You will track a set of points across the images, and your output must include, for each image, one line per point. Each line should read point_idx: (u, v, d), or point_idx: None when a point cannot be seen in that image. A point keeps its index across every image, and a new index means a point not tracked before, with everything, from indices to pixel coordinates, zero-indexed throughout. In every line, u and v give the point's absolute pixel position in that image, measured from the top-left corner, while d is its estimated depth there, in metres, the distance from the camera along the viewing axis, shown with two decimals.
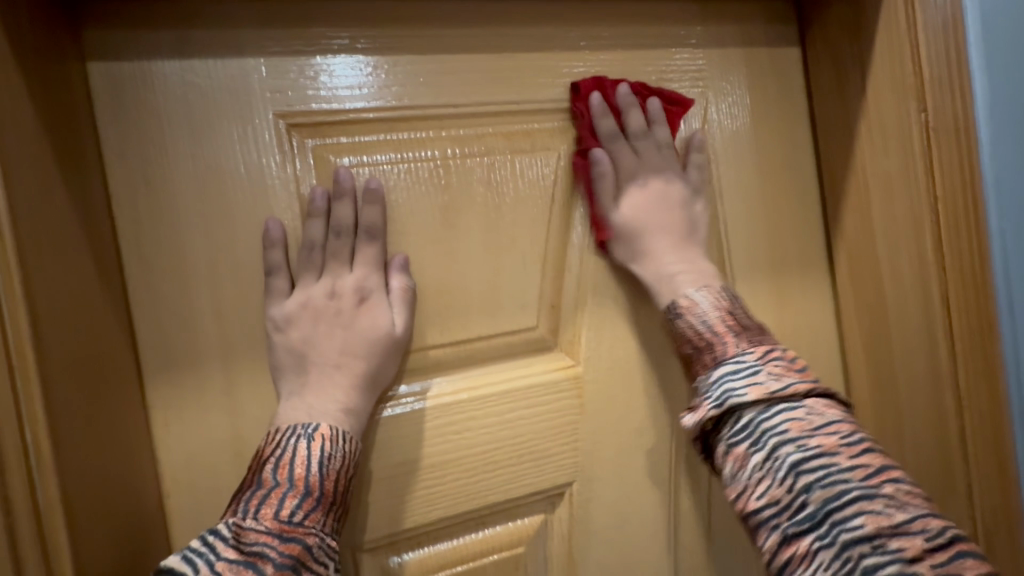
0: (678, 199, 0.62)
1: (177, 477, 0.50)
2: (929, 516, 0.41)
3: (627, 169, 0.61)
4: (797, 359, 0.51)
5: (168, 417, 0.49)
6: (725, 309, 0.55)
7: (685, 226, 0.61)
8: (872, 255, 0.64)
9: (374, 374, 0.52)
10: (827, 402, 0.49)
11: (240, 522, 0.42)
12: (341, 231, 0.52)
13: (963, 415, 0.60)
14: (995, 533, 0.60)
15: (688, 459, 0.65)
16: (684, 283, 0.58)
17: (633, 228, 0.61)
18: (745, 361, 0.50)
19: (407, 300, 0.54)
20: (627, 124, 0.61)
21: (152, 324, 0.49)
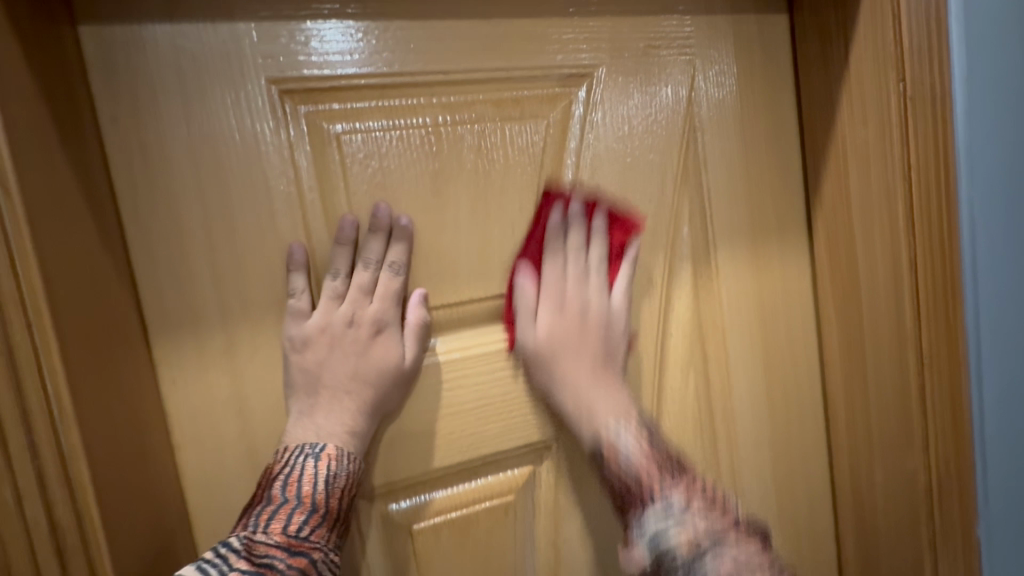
0: (601, 337, 0.61)
1: (186, 429, 0.52)
2: None
3: (557, 298, 0.61)
4: (719, 492, 0.52)
5: (176, 374, 0.52)
6: (645, 450, 0.55)
7: (604, 348, 0.61)
8: (848, 223, 0.67)
9: (382, 397, 0.56)
10: (747, 535, 0.49)
11: (253, 535, 0.47)
12: (367, 265, 0.55)
13: (924, 374, 0.63)
14: (947, 483, 0.65)
15: (668, 416, 0.69)
16: (609, 415, 0.57)
17: (552, 352, 0.60)
18: (664, 514, 0.50)
19: (420, 333, 0.57)
20: (562, 244, 0.61)
21: (152, 287, 0.51)
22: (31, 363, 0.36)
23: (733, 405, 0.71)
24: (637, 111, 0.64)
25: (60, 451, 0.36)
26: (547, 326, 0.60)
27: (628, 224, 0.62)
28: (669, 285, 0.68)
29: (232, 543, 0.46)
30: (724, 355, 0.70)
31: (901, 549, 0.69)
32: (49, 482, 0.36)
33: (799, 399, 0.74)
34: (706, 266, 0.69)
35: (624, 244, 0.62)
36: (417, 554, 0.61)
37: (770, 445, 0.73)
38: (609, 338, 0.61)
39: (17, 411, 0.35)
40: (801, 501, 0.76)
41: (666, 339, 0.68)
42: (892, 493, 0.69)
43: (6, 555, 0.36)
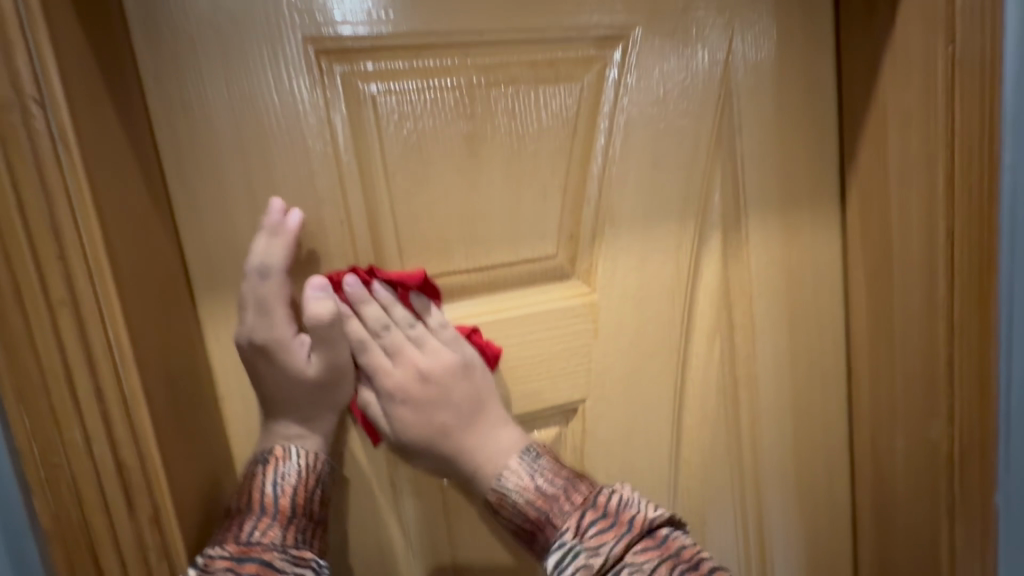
0: (451, 378, 0.55)
1: (230, 384, 0.54)
2: None
3: (388, 374, 0.55)
4: (610, 501, 0.48)
5: (218, 330, 0.53)
6: (529, 484, 0.50)
7: (469, 396, 0.55)
8: (884, 192, 0.66)
9: (311, 403, 0.53)
10: (649, 540, 0.46)
11: (206, 551, 0.44)
12: (249, 273, 0.50)
13: (953, 343, 0.63)
14: (969, 451, 0.65)
15: (691, 384, 0.70)
16: (494, 459, 0.53)
17: (422, 425, 0.55)
18: (556, 545, 0.47)
19: (322, 333, 0.51)
20: (373, 320, 0.55)
21: (197, 245, 0.52)
22: (96, 311, 0.37)
23: (756, 375, 0.72)
24: (672, 74, 0.63)
25: (124, 395, 0.38)
26: (410, 418, 0.55)
27: (414, 277, 0.55)
28: (697, 254, 0.68)
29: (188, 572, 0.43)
30: (749, 326, 0.71)
31: (919, 517, 0.70)
32: (115, 422, 0.38)
33: (823, 370, 0.74)
34: (735, 235, 0.69)
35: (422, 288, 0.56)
36: (448, 509, 0.63)
37: (791, 414, 0.74)
38: (457, 373, 0.55)
39: (84, 357, 0.37)
40: (819, 470, 0.77)
41: (694, 306, 0.69)
42: (912, 461, 0.70)
43: (78, 490, 0.38)
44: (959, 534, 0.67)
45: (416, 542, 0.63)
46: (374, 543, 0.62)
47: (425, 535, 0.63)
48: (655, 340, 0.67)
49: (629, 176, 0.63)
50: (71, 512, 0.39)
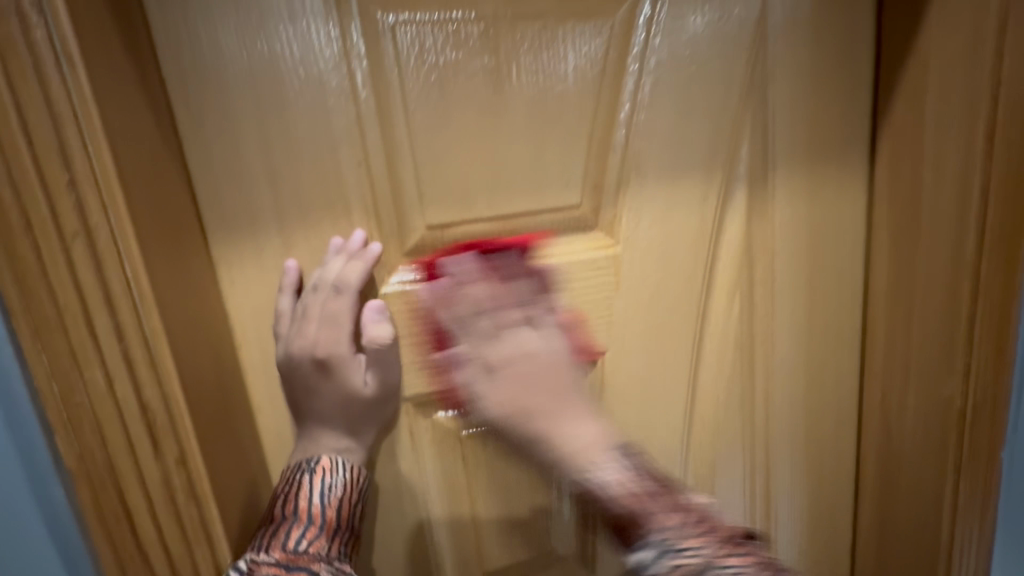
0: (555, 371, 0.46)
1: (248, 331, 0.53)
2: None
3: (488, 358, 0.48)
4: (692, 503, 0.41)
5: (233, 275, 0.51)
6: (629, 481, 0.40)
7: (563, 384, 0.46)
8: (918, 147, 0.64)
9: (357, 420, 0.53)
10: (745, 549, 0.40)
11: (254, 556, 0.44)
12: (320, 288, 0.51)
13: (977, 303, 0.62)
14: (982, 410, 0.65)
15: (709, 341, 0.70)
16: (579, 452, 0.42)
17: (515, 414, 0.44)
18: (655, 545, 0.39)
19: (384, 351, 0.53)
20: (477, 294, 0.52)
21: (208, 185, 0.49)
22: (110, 247, 0.35)
23: (774, 333, 0.71)
24: (706, 13, 0.59)
25: (145, 335, 0.37)
26: (493, 397, 0.46)
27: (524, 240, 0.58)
28: (723, 208, 0.66)
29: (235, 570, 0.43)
30: (771, 283, 0.69)
31: (925, 472, 0.71)
32: (136, 365, 0.37)
33: (839, 328, 0.74)
34: (762, 188, 0.66)
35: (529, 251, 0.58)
36: (467, 460, 0.63)
37: (805, 372, 0.74)
38: (548, 365, 0.47)
39: (102, 295, 0.35)
40: (827, 427, 0.78)
41: (715, 261, 0.67)
42: (922, 421, 0.70)
43: (102, 432, 0.37)
44: (964, 490, 0.69)
45: (434, 493, 0.63)
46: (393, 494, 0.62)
47: (443, 486, 0.63)
48: (675, 294, 0.66)
49: (657, 123, 0.60)
50: (96, 453, 0.38)
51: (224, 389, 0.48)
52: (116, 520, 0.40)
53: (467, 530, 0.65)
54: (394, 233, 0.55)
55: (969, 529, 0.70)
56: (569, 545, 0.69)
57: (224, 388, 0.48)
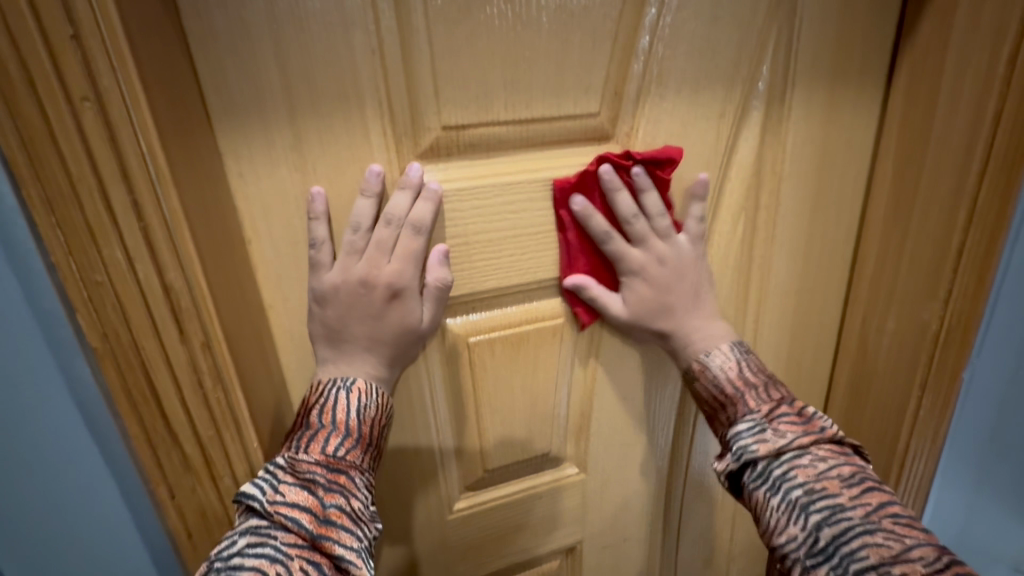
0: (680, 270, 0.59)
1: (258, 227, 0.51)
2: (901, 527, 0.44)
3: (654, 279, 0.59)
4: (810, 411, 0.53)
5: (241, 166, 0.49)
6: (737, 366, 0.57)
7: (697, 287, 0.60)
8: (938, 70, 0.63)
9: (400, 353, 0.54)
10: (831, 447, 0.50)
11: (295, 455, 0.47)
12: (391, 221, 0.52)
13: (968, 233, 0.66)
14: (953, 332, 0.71)
15: (710, 260, 0.71)
16: (698, 341, 0.59)
17: (650, 310, 0.60)
18: (748, 420, 0.53)
19: (439, 296, 0.55)
20: (625, 207, 0.57)
21: (210, 63, 0.45)
22: (122, 116, 0.34)
23: (772, 257, 0.73)
24: None
25: (164, 215, 0.37)
26: (627, 305, 0.61)
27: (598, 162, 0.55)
28: (738, 127, 0.65)
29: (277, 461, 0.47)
30: (776, 206, 0.70)
31: (894, 392, 0.77)
32: (156, 242, 0.37)
33: (832, 254, 0.76)
34: (779, 109, 0.65)
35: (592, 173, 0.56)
36: (472, 369, 0.63)
37: (797, 295, 0.77)
38: (691, 265, 0.60)
39: (117, 166, 0.35)
40: (808, 349, 0.83)
41: (724, 184, 0.67)
42: (897, 345, 0.75)
43: (125, 311, 0.38)
44: (924, 406, 0.75)
45: (441, 398, 0.65)
46: (399, 397, 0.63)
47: (449, 392, 0.65)
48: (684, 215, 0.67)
49: (683, 30, 0.57)
50: (120, 335, 0.39)
51: (242, 281, 0.47)
52: (142, 396, 0.41)
53: (471, 434, 0.67)
54: (408, 131, 0.53)
55: (922, 440, 0.77)
56: (564, 446, 0.72)
57: (242, 281, 0.47)
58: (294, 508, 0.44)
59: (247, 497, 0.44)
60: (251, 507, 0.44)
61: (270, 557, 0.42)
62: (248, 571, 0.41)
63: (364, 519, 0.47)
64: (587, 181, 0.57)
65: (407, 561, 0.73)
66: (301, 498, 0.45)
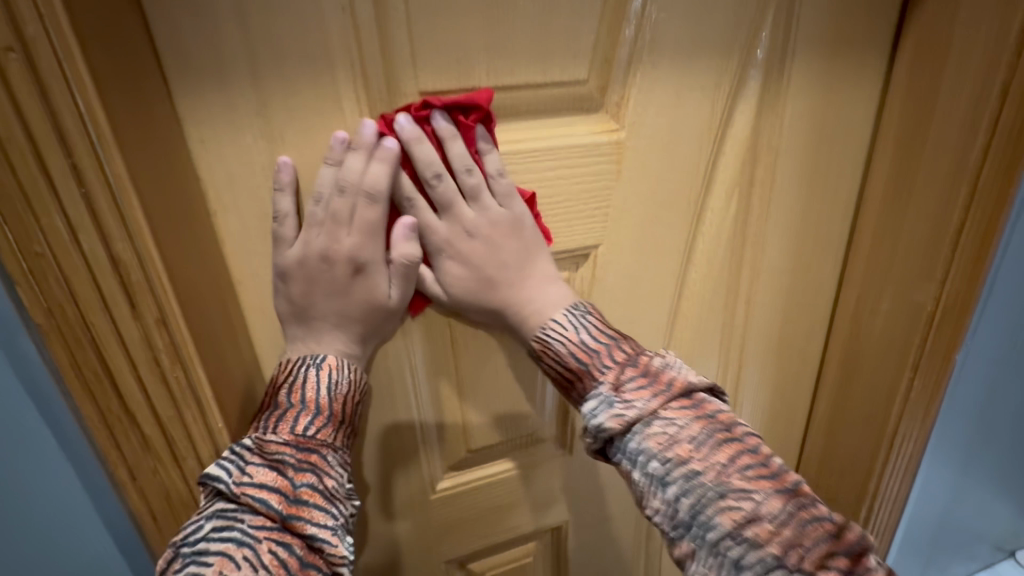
0: (507, 233, 0.53)
1: (223, 199, 0.48)
2: (757, 482, 0.41)
3: (455, 244, 0.53)
4: (654, 363, 0.47)
5: (203, 132, 0.46)
6: (577, 342, 0.49)
7: (522, 251, 0.53)
8: (946, 39, 0.60)
9: (369, 331, 0.54)
10: (681, 401, 0.45)
11: (262, 435, 0.46)
12: (345, 189, 0.48)
13: (971, 209, 0.63)
14: (948, 312, 0.69)
15: (702, 237, 0.68)
16: (535, 314, 0.52)
17: (483, 283, 0.54)
18: (595, 395, 0.46)
19: (406, 273, 0.52)
20: (426, 162, 0.49)
21: (165, 19, 0.42)
22: (56, 71, 0.31)
23: (765, 235, 0.71)
24: None
25: (108, 182, 0.34)
26: (453, 279, 0.54)
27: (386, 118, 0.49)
28: (734, 98, 0.62)
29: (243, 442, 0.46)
30: (771, 182, 0.68)
31: (883, 373, 0.76)
32: (100, 211, 0.35)
33: (827, 233, 0.74)
34: (777, 79, 0.62)
35: (384, 129, 0.49)
36: (453, 347, 0.62)
37: (789, 275, 0.75)
38: (512, 229, 0.53)
39: (53, 128, 0.32)
40: (800, 331, 0.81)
41: (718, 159, 0.64)
42: (889, 326, 0.74)
43: (70, 283, 0.36)
44: (916, 388, 0.74)
45: (421, 378, 0.63)
46: (377, 377, 0.61)
47: (430, 372, 0.63)
48: (675, 190, 0.64)
49: None
50: (66, 308, 0.37)
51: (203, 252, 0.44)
52: (94, 374, 0.39)
53: (452, 414, 0.66)
54: (383, 98, 0.50)
55: (912, 421, 0.76)
56: (549, 426, 0.71)
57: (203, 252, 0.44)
58: (263, 489, 0.43)
59: (211, 480, 0.43)
60: (216, 490, 0.43)
61: (238, 540, 0.40)
62: (215, 556, 0.40)
63: (338, 497, 0.46)
64: (384, 138, 0.49)
65: (387, 540, 0.72)
66: (270, 478, 0.44)
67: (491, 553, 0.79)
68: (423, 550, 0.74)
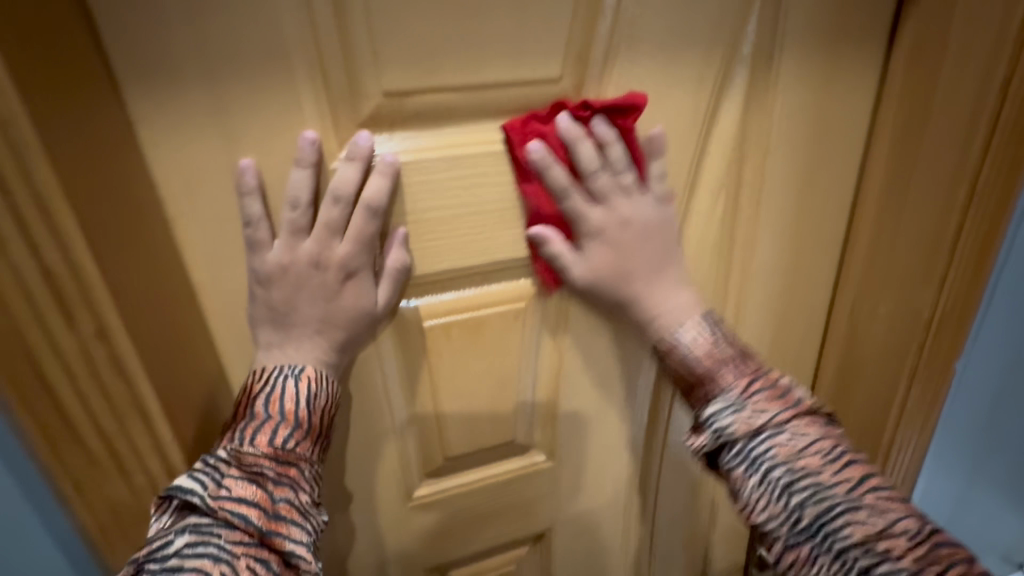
0: (643, 236, 0.54)
1: (180, 204, 0.47)
2: (899, 505, 0.44)
3: (613, 242, 0.53)
4: (782, 380, 0.49)
5: (157, 134, 0.45)
6: (709, 344, 0.52)
7: (659, 257, 0.55)
8: (944, 30, 0.57)
9: (349, 340, 0.53)
10: (811, 417, 0.48)
11: (238, 447, 0.46)
12: (340, 199, 0.48)
13: (969, 211, 0.61)
14: (947, 318, 0.67)
15: (687, 240, 0.66)
16: (663, 316, 0.54)
17: (625, 276, 0.54)
18: (725, 398, 0.49)
19: (396, 279, 0.53)
20: (586, 159, 0.51)
21: (113, 19, 0.41)
22: None
23: (755, 237, 0.68)
24: None
25: (30, 181, 0.34)
26: (585, 268, 0.55)
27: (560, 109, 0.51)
28: (719, 95, 0.59)
29: (218, 453, 0.46)
30: (760, 182, 0.65)
31: (880, 381, 0.73)
32: (25, 212, 0.35)
33: (824, 235, 0.70)
34: (765, 74, 0.59)
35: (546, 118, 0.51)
36: (428, 354, 0.60)
37: (783, 278, 0.72)
38: (655, 229, 0.54)
39: None
40: (795, 337, 0.77)
41: (703, 158, 0.62)
42: (888, 333, 0.70)
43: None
44: (914, 395, 0.72)
45: (395, 385, 0.62)
46: (350, 385, 0.60)
47: (405, 380, 0.62)
48: None
49: None
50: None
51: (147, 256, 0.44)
52: (30, 378, 0.39)
53: (429, 422, 0.65)
54: (345, 98, 0.48)
55: (910, 431, 0.74)
56: (529, 434, 0.70)
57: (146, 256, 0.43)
58: (241, 504, 0.43)
59: (184, 493, 0.43)
60: (188, 502, 0.43)
61: (214, 557, 0.41)
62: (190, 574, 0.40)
63: (312, 513, 0.47)
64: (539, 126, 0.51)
65: (360, 547, 0.71)
66: (249, 492, 0.44)
67: (474, 560, 0.78)
68: (403, 558, 0.73)
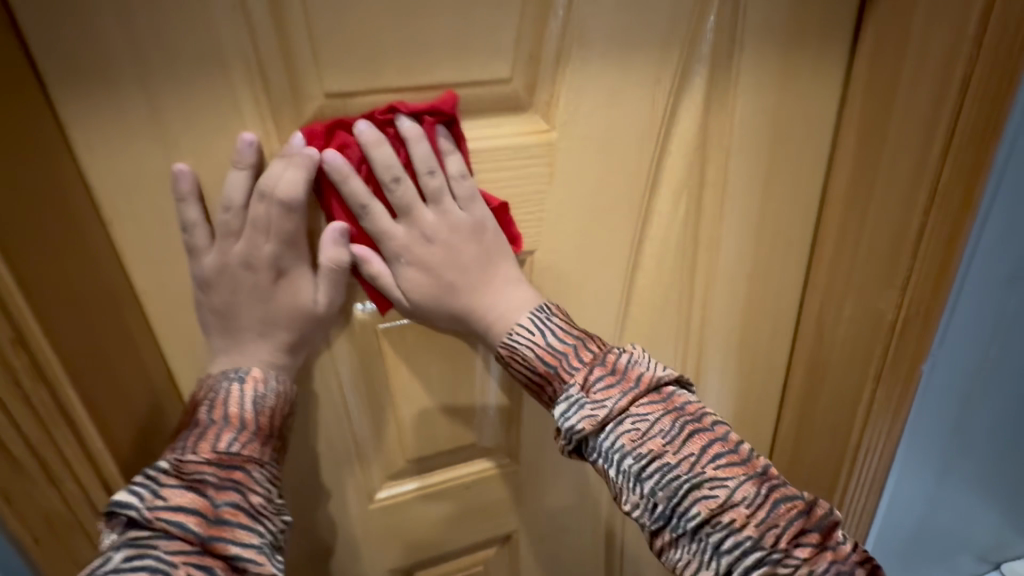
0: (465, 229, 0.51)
1: (117, 206, 0.47)
2: (741, 475, 0.41)
3: (427, 251, 0.50)
4: (620, 360, 0.45)
5: (88, 137, 0.44)
6: (545, 350, 0.47)
7: (485, 249, 0.52)
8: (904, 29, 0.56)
9: (298, 340, 0.53)
10: (652, 396, 0.44)
11: (180, 457, 0.44)
12: (264, 196, 0.47)
13: (930, 213, 0.60)
14: (913, 321, 0.65)
15: (649, 240, 0.65)
16: (500, 321, 0.50)
17: (450, 284, 0.51)
18: (566, 398, 0.45)
19: (336, 278, 0.51)
20: (386, 165, 0.47)
21: (37, 19, 0.40)
22: None
23: (718, 237, 0.67)
24: None
25: None
26: (416, 281, 0.51)
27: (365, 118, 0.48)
28: (677, 95, 0.58)
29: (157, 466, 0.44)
30: (722, 182, 0.64)
31: (849, 385, 0.72)
32: None
33: (789, 236, 0.70)
34: (724, 73, 0.58)
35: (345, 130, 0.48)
36: (383, 356, 0.60)
37: (748, 279, 0.71)
38: (472, 228, 0.51)
39: None
40: (763, 339, 0.76)
41: (663, 158, 0.61)
42: (852, 333, 0.70)
43: None
44: (879, 397, 0.71)
45: (351, 388, 0.61)
46: (306, 388, 0.60)
47: (361, 382, 0.61)
48: (617, 192, 0.61)
49: None
50: None
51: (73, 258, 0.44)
52: None
53: (387, 424, 0.64)
54: (287, 100, 0.47)
55: (880, 430, 0.73)
56: (492, 435, 0.69)
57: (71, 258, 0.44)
58: (180, 512, 0.41)
59: (122, 508, 0.41)
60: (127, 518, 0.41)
61: (151, 568, 0.38)
62: None
63: (264, 515, 0.45)
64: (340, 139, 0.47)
65: (322, 548, 0.70)
66: (188, 500, 0.42)
67: (441, 562, 0.78)
68: (366, 560, 0.73)
